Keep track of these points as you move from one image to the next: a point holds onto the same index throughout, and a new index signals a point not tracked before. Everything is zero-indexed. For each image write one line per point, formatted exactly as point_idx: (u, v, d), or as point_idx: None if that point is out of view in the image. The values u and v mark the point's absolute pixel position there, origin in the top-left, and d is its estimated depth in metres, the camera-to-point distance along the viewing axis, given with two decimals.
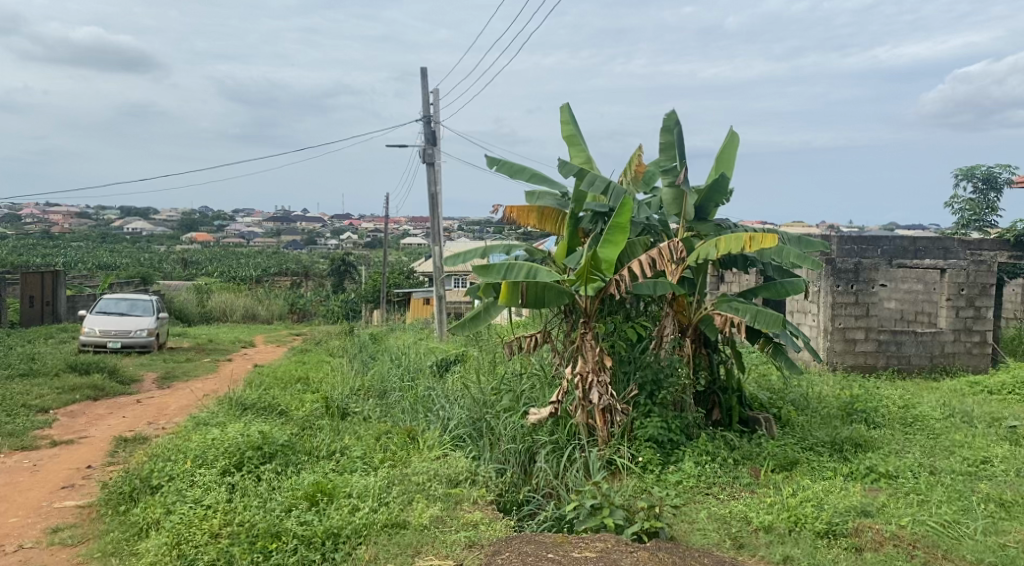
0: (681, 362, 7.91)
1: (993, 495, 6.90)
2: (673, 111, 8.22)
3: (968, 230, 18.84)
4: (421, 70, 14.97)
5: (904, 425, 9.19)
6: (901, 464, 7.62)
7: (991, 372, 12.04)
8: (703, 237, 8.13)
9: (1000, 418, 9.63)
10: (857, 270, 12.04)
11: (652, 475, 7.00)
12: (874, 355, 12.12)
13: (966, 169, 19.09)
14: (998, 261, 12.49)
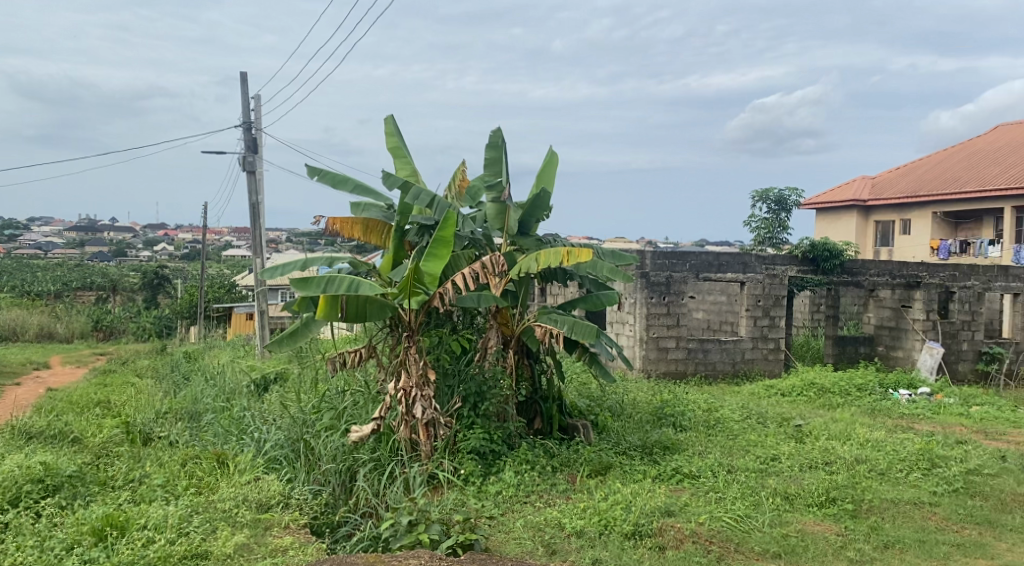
0: (505, 373, 8.04)
1: (780, 489, 7.52)
2: (499, 129, 8.41)
3: (763, 247, 20.51)
4: (241, 74, 14.44)
5: (707, 427, 9.85)
6: (702, 464, 8.17)
7: (784, 375, 13.14)
8: (525, 251, 8.36)
9: (789, 418, 10.53)
10: (669, 282, 12.76)
11: (474, 486, 7.11)
12: (684, 362, 12.90)
13: (763, 191, 20.78)
14: (789, 275, 13.65)
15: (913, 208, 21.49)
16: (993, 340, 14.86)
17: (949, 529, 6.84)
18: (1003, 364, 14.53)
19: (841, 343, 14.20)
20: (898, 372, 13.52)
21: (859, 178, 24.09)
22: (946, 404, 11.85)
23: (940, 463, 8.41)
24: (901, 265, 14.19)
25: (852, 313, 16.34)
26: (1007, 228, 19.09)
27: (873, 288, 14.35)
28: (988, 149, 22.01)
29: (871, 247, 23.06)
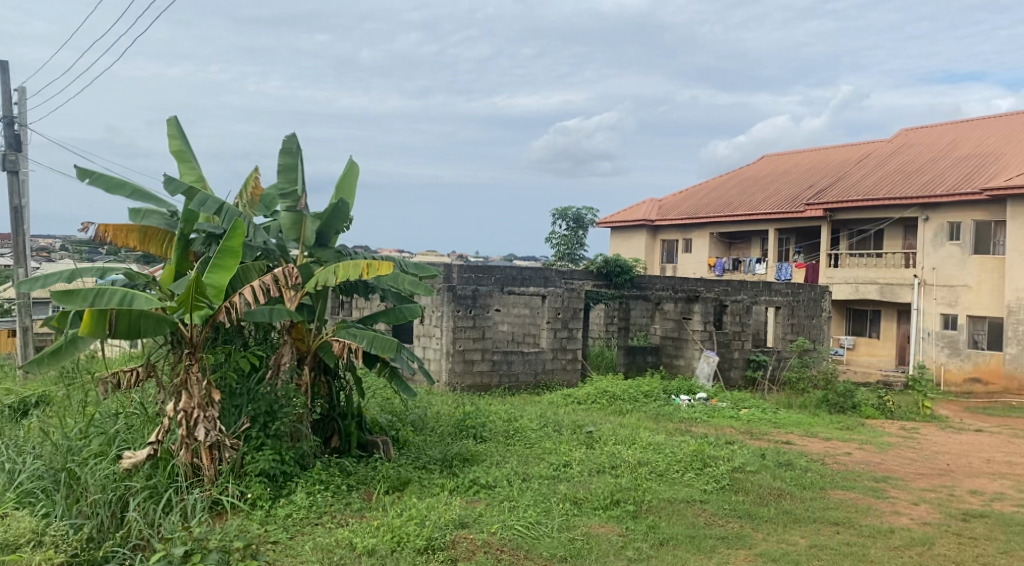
0: (298, 391, 7.72)
1: (569, 495, 7.80)
2: (295, 136, 8.15)
3: (562, 262, 21.29)
4: (2, 64, 13.05)
5: (506, 437, 10.04)
6: (498, 474, 8.30)
7: (581, 384, 13.69)
8: (322, 263, 8.12)
9: (582, 425, 10.95)
10: (474, 296, 12.90)
11: (261, 510, 6.80)
12: (489, 374, 13.05)
13: (561, 208, 21.62)
14: (585, 289, 14.19)
15: (694, 228, 23.15)
16: (759, 348, 16.29)
17: (716, 524, 7.38)
18: (767, 370, 15.98)
19: (632, 352, 15.03)
20: (680, 378, 14.48)
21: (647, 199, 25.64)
22: (719, 408, 12.85)
23: (710, 462, 9.06)
24: (682, 281, 15.25)
25: (641, 324, 17.31)
26: (771, 248, 21.06)
27: (659, 301, 15.27)
28: (757, 177, 24.20)
29: (657, 264, 24.59)
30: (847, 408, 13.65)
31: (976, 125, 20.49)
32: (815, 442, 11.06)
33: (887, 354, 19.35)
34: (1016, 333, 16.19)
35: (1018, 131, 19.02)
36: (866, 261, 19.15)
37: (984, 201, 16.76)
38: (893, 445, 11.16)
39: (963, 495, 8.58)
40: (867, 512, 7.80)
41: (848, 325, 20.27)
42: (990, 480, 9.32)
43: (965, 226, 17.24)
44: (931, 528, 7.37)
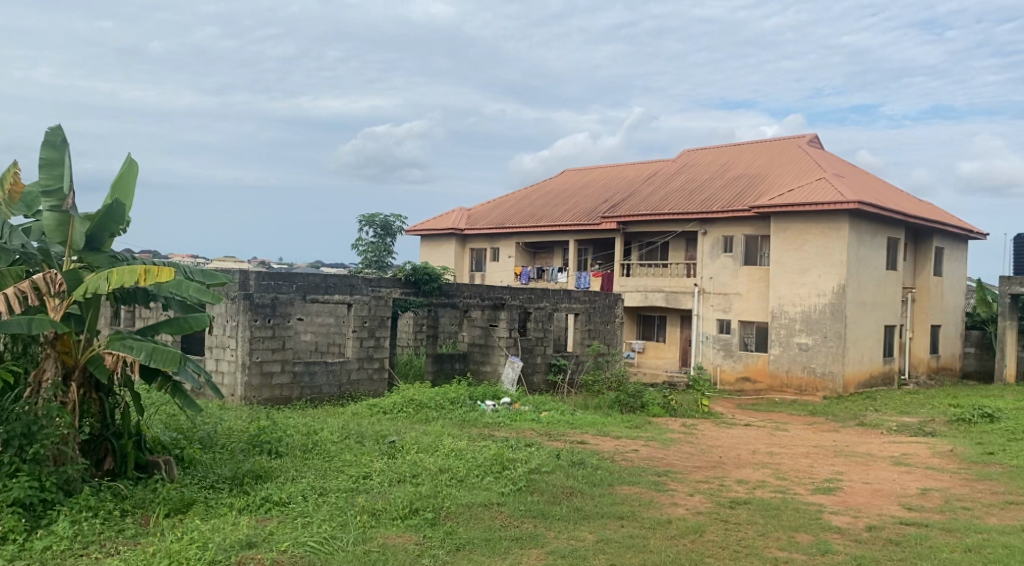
0: (62, 409, 7.03)
1: (368, 506, 7.67)
2: (59, 127, 7.44)
3: (369, 270, 20.98)
4: None
5: (303, 451, 9.70)
6: (293, 491, 8.01)
7: (387, 394, 13.57)
8: (94, 269, 7.45)
9: (385, 435, 10.81)
10: (274, 304, 12.38)
11: (13, 545, 6.14)
12: (289, 386, 12.57)
13: (368, 215, 21.32)
14: (393, 297, 14.01)
15: (500, 237, 23.66)
16: (559, 353, 16.91)
17: (511, 525, 7.54)
18: (567, 373, 16.61)
19: (440, 360, 15.10)
20: (485, 384, 14.72)
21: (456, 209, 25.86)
22: (522, 412, 13.16)
23: (508, 466, 9.25)
24: (489, 289, 15.44)
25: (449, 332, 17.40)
26: (572, 258, 21.96)
27: (466, 309, 15.39)
28: (559, 190, 25.11)
29: (466, 272, 24.85)
30: (636, 407, 14.44)
31: (749, 148, 22.44)
32: (606, 441, 11.60)
33: (671, 356, 20.68)
34: (779, 336, 17.85)
35: (783, 155, 21.06)
36: (654, 271, 20.39)
37: (752, 216, 18.38)
38: (675, 440, 11.95)
39: (731, 485, 9.33)
40: (649, 504, 8.28)
41: (638, 330, 21.47)
42: (755, 470, 10.20)
43: (737, 240, 18.83)
44: (702, 516, 7.94)
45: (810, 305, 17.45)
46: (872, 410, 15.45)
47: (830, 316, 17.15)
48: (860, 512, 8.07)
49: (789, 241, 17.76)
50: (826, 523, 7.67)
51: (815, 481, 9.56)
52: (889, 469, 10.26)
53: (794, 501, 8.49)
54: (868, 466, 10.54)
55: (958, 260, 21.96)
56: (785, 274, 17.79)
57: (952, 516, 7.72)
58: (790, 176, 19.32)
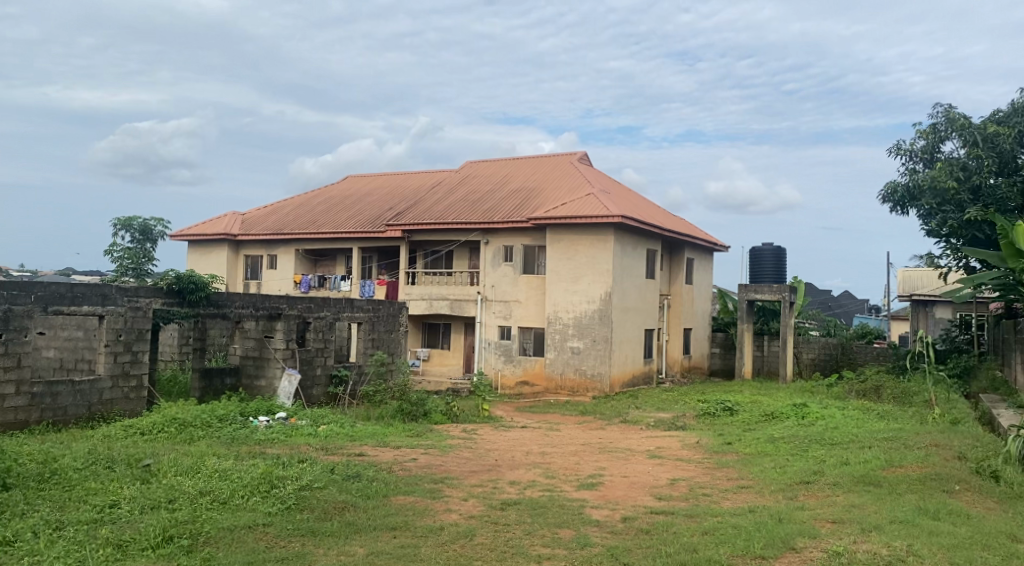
0: None
1: (112, 538, 6.99)
2: None
3: (125, 278, 19.33)
4: None
5: (38, 483, 8.67)
6: (20, 527, 7.12)
7: (145, 414, 12.45)
8: None
9: (138, 458, 9.91)
10: (6, 317, 11.02)
11: None
12: (26, 410, 11.22)
13: (125, 218, 19.66)
14: (153, 308, 13.00)
15: (277, 244, 22.73)
16: (341, 363, 16.18)
17: (276, 546, 7.18)
18: (349, 385, 15.93)
19: (208, 375, 14.14)
20: (259, 399, 13.98)
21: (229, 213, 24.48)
22: (298, 426, 12.62)
23: (277, 484, 8.77)
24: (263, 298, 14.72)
25: (219, 345, 16.36)
26: (355, 265, 21.55)
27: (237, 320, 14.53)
28: (338, 197, 24.54)
29: (240, 281, 23.58)
30: (418, 416, 14.33)
31: (524, 162, 23.22)
32: (385, 451, 11.41)
33: (455, 363, 20.82)
34: (553, 340, 18.57)
35: (556, 170, 22.00)
36: (440, 279, 20.40)
37: (528, 227, 18.97)
38: (453, 446, 12.01)
39: (504, 487, 9.49)
40: (422, 512, 8.23)
41: (423, 338, 21.38)
42: (527, 471, 10.49)
43: (517, 249, 19.35)
44: (474, 520, 8.01)
45: (581, 311, 18.30)
46: (635, 407, 16.45)
47: (598, 321, 18.07)
48: (618, 504, 8.52)
49: (562, 250, 18.52)
50: (587, 517, 8.00)
51: (581, 477, 9.97)
52: (645, 462, 10.95)
53: (560, 498, 8.78)
54: (628, 460, 11.18)
55: (706, 270, 23.99)
56: (559, 282, 18.53)
57: (694, 502, 8.35)
58: (563, 190, 20.18)
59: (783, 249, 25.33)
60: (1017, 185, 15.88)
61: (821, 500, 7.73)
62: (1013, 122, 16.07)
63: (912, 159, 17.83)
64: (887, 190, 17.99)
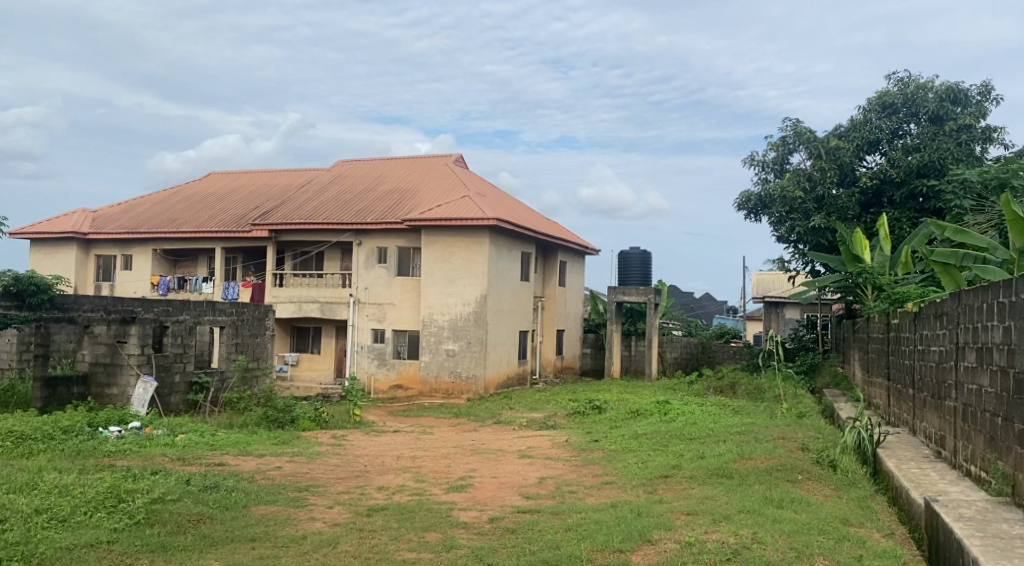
0: None
1: None
2: None
3: None
4: None
5: None
6: None
7: None
8: None
9: None
10: None
11: None
12: None
13: None
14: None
15: (133, 244, 21.55)
16: (201, 370, 15.28)
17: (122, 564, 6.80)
18: (209, 392, 15.05)
19: (52, 384, 13.18)
20: (110, 408, 13.17)
21: (79, 211, 23.03)
22: (152, 436, 11.97)
23: (125, 498, 8.29)
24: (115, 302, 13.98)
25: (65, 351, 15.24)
26: (219, 267, 20.70)
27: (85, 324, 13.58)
28: (200, 195, 23.47)
29: (91, 283, 22.24)
30: (285, 423, 13.92)
31: (398, 163, 23.01)
32: (247, 460, 11.02)
33: (326, 367, 20.33)
34: (428, 343, 18.45)
35: (430, 172, 21.90)
36: (309, 281, 19.88)
37: (403, 228, 18.77)
38: (321, 453, 11.74)
39: (372, 493, 9.36)
40: (284, 522, 7.99)
41: (291, 342, 20.77)
42: (397, 475, 10.38)
43: (390, 251, 19.12)
44: (338, 528, 7.85)
45: (456, 313, 18.28)
46: (507, 408, 16.58)
47: (474, 323, 18.11)
48: (486, 505, 8.57)
49: (437, 252, 18.44)
50: (454, 519, 8.00)
51: (450, 480, 9.96)
52: (515, 462, 11.06)
53: (428, 502, 8.74)
54: (498, 461, 11.25)
55: (577, 272, 24.47)
56: (432, 284, 18.44)
57: (560, 499, 8.51)
58: (437, 192, 20.10)
59: (649, 253, 26.23)
60: (855, 195, 17.05)
61: (678, 493, 8.06)
62: (851, 137, 17.28)
63: (764, 170, 18.88)
64: (741, 198, 19.00)
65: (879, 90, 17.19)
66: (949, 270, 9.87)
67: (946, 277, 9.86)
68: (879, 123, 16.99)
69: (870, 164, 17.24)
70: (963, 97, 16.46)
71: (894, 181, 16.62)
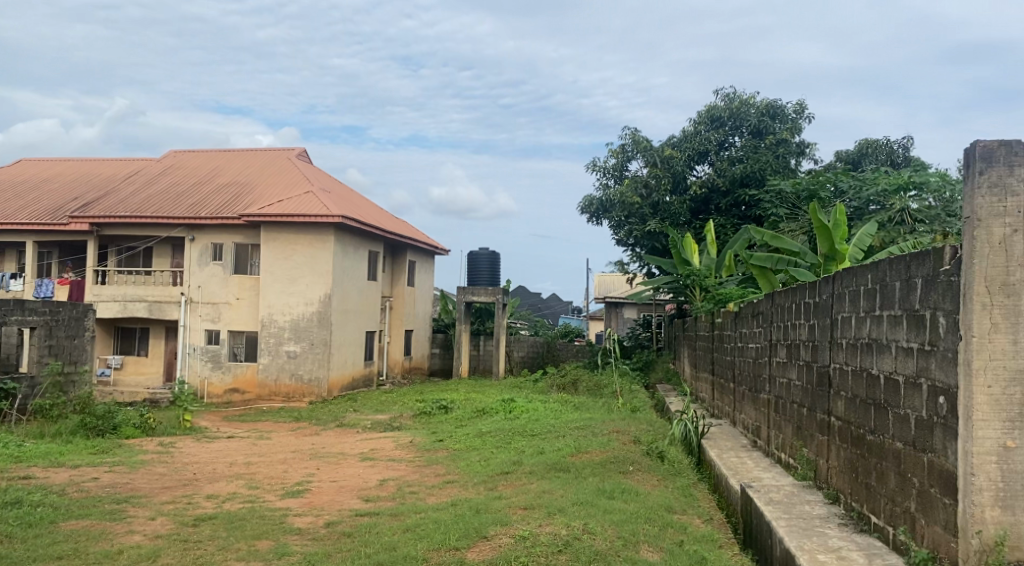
0: None
1: None
2: None
3: None
4: None
5: None
6: None
7: None
8: None
9: None
10: None
11: None
12: None
13: None
14: None
15: None
16: (7, 374, 14.05)
17: None
18: (17, 399, 13.88)
19: None
20: None
21: None
22: None
23: None
24: None
25: None
26: (31, 263, 19.15)
27: None
28: (10, 184, 21.60)
29: None
30: (106, 431, 13.08)
31: (236, 155, 22.12)
32: (60, 473, 10.26)
33: (155, 371, 19.26)
34: (268, 344, 17.85)
35: (270, 165, 21.20)
36: (134, 279, 18.74)
37: (241, 224, 18.07)
38: (145, 462, 11.11)
39: (200, 501, 8.97)
40: (98, 537, 7.52)
41: (115, 344, 19.55)
42: (228, 483, 9.99)
43: (226, 248, 18.36)
44: (160, 540, 7.47)
45: (297, 313, 17.80)
46: (351, 410, 16.30)
47: (316, 324, 17.69)
48: (323, 509, 8.41)
49: (277, 250, 17.87)
50: (288, 526, 7.80)
51: (286, 485, 9.70)
52: (355, 465, 10.89)
53: (260, 509, 8.47)
54: (338, 464, 11.05)
55: (426, 272, 24.41)
56: (272, 283, 17.86)
57: (400, 501, 8.49)
58: (279, 187, 19.48)
59: (498, 254, 26.55)
60: (687, 202, 17.94)
61: (517, 489, 8.23)
62: (683, 147, 18.21)
63: (604, 175, 19.56)
64: (584, 203, 19.62)
65: (707, 103, 18.23)
66: (766, 273, 10.61)
67: (763, 280, 10.58)
68: (707, 135, 18.00)
69: (699, 173, 18.20)
70: (780, 113, 17.79)
71: (721, 190, 17.62)
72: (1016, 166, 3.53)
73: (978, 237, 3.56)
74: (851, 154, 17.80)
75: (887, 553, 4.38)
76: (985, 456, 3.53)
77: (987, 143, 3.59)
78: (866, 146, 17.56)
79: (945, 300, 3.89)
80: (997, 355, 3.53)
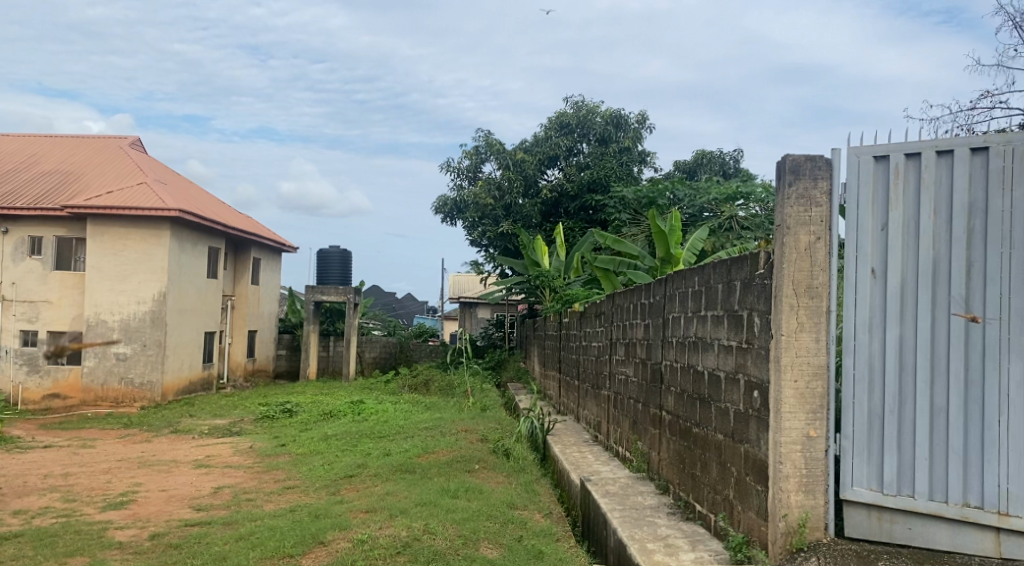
0: None
1: None
2: None
3: None
4: None
5: None
6: None
7: None
8: None
9: None
10: None
11: None
12: None
13: None
14: None
15: None
16: None
17: None
18: None
19: None
20: None
21: None
22: None
23: None
24: None
25: None
26: None
27: None
28: None
29: None
30: None
31: (59, 142, 20.59)
32: None
33: None
34: (94, 346, 16.72)
35: (99, 154, 19.87)
36: None
37: (64, 217, 16.83)
38: None
39: (6, 518, 8.27)
40: None
41: None
42: (42, 496, 9.27)
43: (46, 242, 17.06)
44: None
45: (128, 313, 16.78)
46: (187, 416, 15.52)
47: (149, 324, 16.74)
48: (148, 521, 7.96)
49: (105, 244, 16.78)
50: (107, 540, 7.33)
51: (108, 497, 9.12)
52: (188, 473, 10.37)
53: (76, 523, 7.91)
54: (169, 473, 10.49)
55: (272, 270, 23.64)
56: (99, 280, 16.76)
57: (235, 509, 8.16)
58: (107, 177, 18.30)
59: (348, 253, 26.08)
60: (537, 205, 18.23)
61: (359, 492, 8.10)
62: (535, 152, 18.57)
63: (458, 176, 19.61)
64: (438, 203, 19.62)
65: (557, 109, 18.68)
66: (609, 275, 10.96)
67: (606, 282, 10.94)
68: (558, 141, 18.43)
69: (550, 177, 18.59)
70: (624, 122, 18.50)
71: (570, 195, 18.04)
72: (820, 178, 3.82)
73: (788, 243, 3.82)
74: (688, 164, 18.70)
75: (709, 539, 4.63)
76: (792, 444, 3.80)
77: (796, 156, 3.85)
78: (702, 156, 18.50)
79: (759, 301, 4.16)
80: (803, 352, 3.82)
